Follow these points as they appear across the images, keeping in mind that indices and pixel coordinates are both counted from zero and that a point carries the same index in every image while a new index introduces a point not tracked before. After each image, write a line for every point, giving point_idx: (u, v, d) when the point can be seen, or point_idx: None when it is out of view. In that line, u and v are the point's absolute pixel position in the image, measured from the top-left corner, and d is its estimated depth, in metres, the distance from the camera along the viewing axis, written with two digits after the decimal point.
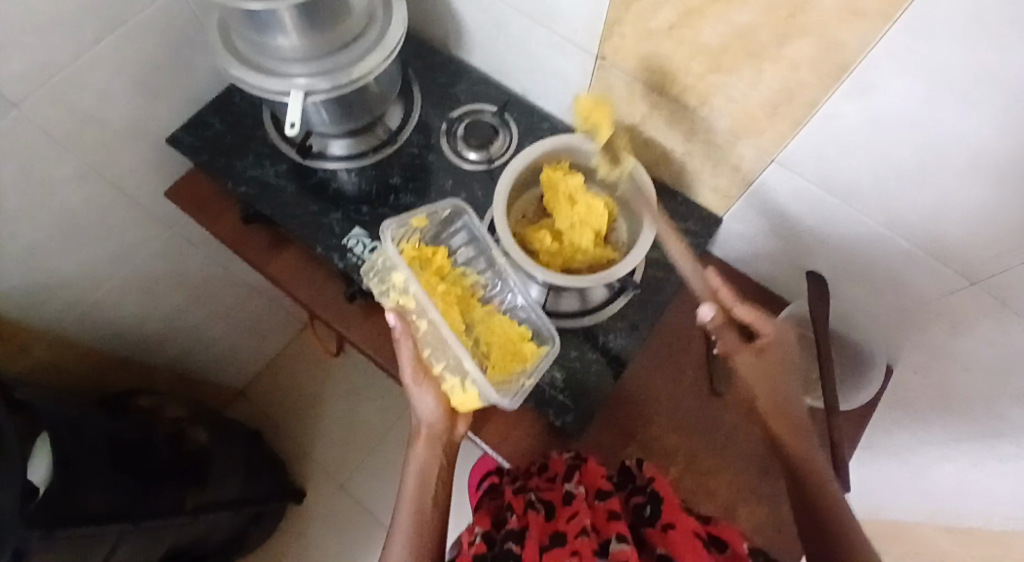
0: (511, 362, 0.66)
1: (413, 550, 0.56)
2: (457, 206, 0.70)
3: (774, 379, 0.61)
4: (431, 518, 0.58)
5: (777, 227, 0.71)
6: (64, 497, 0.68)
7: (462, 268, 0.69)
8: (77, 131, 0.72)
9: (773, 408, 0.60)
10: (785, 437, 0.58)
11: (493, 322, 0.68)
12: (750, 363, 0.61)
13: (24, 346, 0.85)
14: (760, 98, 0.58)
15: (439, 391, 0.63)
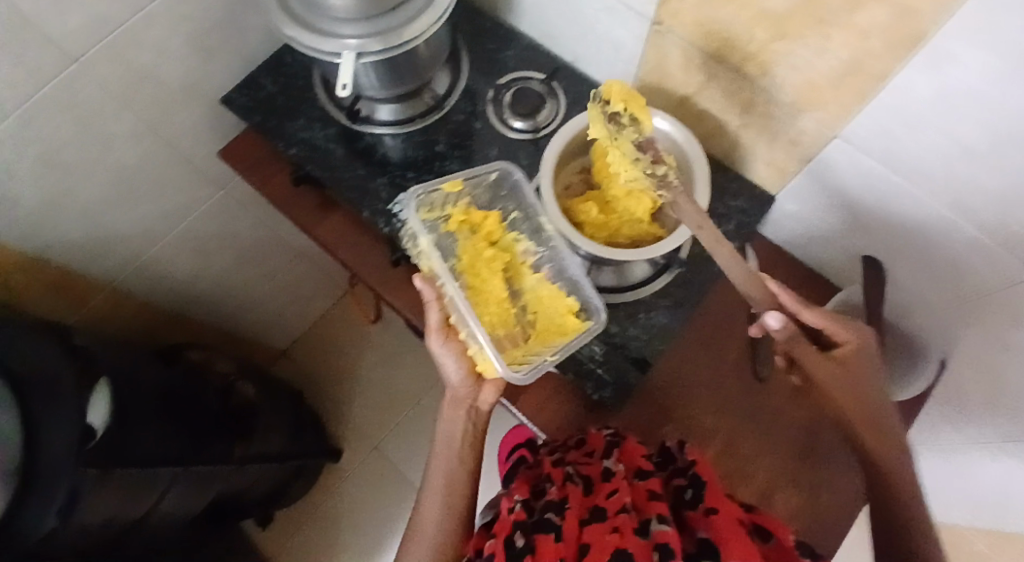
0: (554, 333, 0.66)
1: (445, 508, 0.60)
2: (505, 169, 0.69)
3: (860, 388, 0.53)
4: (457, 487, 0.61)
5: (833, 208, 0.67)
6: (119, 441, 0.72)
7: (513, 234, 0.70)
8: (134, 88, 0.75)
9: (864, 419, 0.53)
10: (870, 442, 0.54)
11: (542, 291, 0.68)
12: (835, 375, 0.53)
13: (84, 296, 0.89)
14: (825, 70, 0.55)
15: (463, 353, 0.62)
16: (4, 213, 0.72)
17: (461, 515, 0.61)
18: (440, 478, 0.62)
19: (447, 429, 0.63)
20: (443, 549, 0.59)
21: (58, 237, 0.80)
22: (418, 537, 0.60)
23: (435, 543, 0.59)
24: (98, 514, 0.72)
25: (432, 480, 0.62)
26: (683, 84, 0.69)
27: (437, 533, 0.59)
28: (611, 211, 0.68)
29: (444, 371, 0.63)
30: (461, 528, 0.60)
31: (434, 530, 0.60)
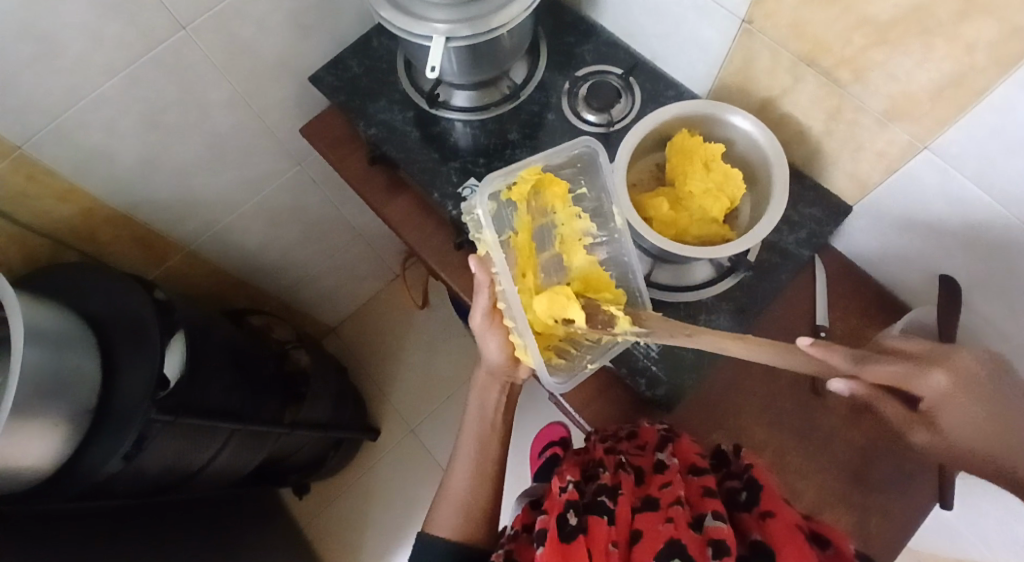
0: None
1: (473, 477, 0.61)
2: (588, 147, 0.65)
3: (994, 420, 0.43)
4: (490, 454, 0.63)
5: (913, 224, 0.66)
6: (191, 386, 0.78)
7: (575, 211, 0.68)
8: (232, 59, 0.79)
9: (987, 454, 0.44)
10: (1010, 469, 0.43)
11: (590, 273, 0.67)
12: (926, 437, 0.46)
13: (163, 255, 0.94)
14: (924, 80, 0.54)
15: (506, 337, 0.63)
16: (101, 166, 0.77)
17: (493, 480, 0.61)
18: (474, 444, 0.63)
19: (480, 401, 0.66)
20: (472, 511, 0.59)
21: (146, 196, 0.85)
22: (446, 498, 0.60)
23: (464, 503, 0.59)
24: (160, 459, 0.76)
25: (466, 446, 0.64)
26: (767, 87, 0.69)
27: (467, 495, 0.60)
28: (683, 208, 0.68)
29: (484, 351, 0.64)
30: (489, 501, 0.60)
31: (463, 492, 0.60)
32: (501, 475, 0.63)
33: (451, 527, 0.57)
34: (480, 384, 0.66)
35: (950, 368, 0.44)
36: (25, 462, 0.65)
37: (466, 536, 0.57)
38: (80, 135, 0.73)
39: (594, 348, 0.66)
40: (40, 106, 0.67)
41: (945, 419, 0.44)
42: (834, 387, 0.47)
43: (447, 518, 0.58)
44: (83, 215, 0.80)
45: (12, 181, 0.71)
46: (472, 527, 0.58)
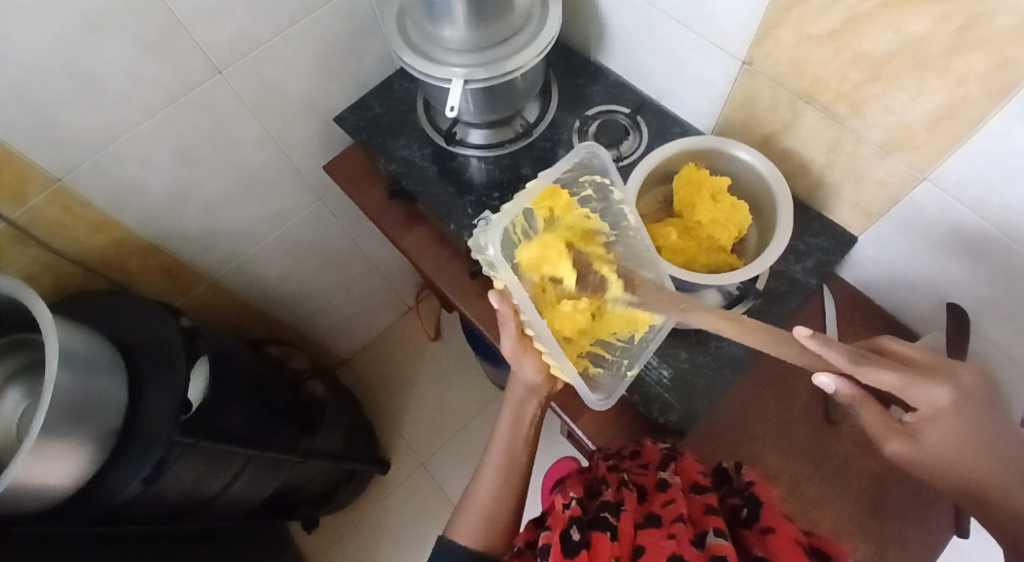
0: (623, 324, 0.67)
1: (498, 484, 0.63)
2: (592, 151, 0.62)
3: (980, 439, 0.47)
4: (517, 466, 0.64)
5: (918, 251, 0.68)
6: (211, 411, 0.81)
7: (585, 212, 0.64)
8: (262, 99, 0.85)
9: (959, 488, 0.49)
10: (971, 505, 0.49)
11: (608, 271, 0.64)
12: (905, 449, 0.51)
13: (187, 285, 0.98)
14: (920, 113, 0.57)
15: (540, 361, 0.65)
16: (134, 198, 0.82)
17: (516, 492, 0.63)
18: (503, 453, 0.65)
19: (516, 412, 0.67)
20: (494, 524, 0.60)
21: (174, 229, 0.89)
22: (473, 504, 0.62)
23: (486, 514, 0.61)
24: (179, 484, 0.77)
25: (493, 458, 0.65)
26: (770, 122, 0.73)
27: (489, 505, 0.61)
28: (693, 237, 0.71)
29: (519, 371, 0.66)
30: (512, 510, 0.62)
31: (487, 503, 0.61)
32: (522, 492, 0.64)
33: (473, 536, 0.59)
34: (515, 396, 0.67)
35: (949, 388, 0.48)
36: (50, 482, 0.66)
37: (486, 546, 0.59)
38: (116, 168, 0.77)
39: (627, 346, 0.69)
40: (83, 140, 0.72)
41: (927, 426, 0.49)
42: (819, 381, 0.51)
43: (472, 524, 0.60)
44: (114, 244, 0.84)
45: (51, 212, 0.75)
46: (493, 537, 0.60)
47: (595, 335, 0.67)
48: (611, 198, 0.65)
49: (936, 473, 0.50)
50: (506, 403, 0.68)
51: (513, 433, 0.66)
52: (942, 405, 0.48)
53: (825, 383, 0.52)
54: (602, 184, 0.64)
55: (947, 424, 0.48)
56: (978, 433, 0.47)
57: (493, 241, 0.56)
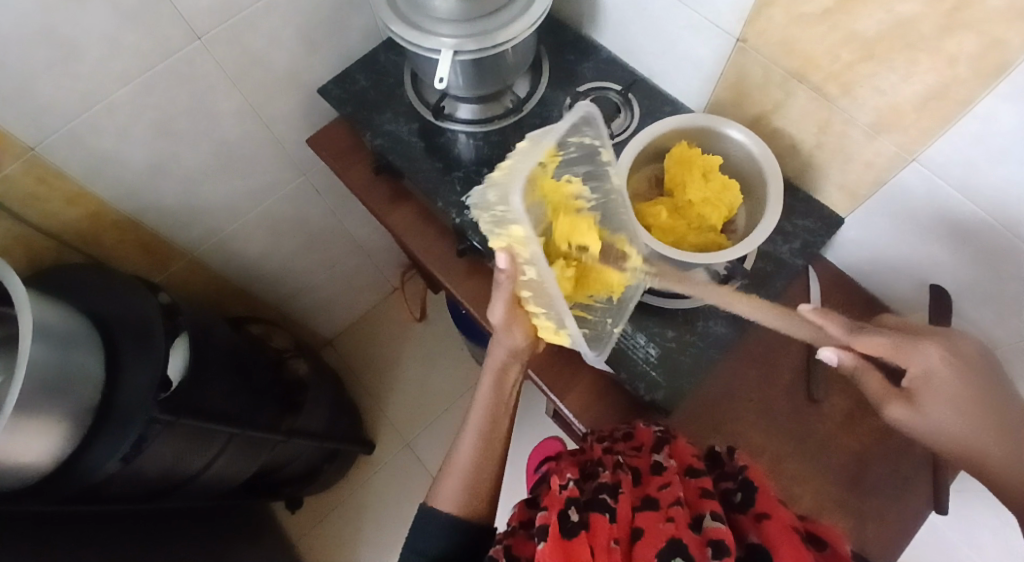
0: (600, 286, 0.64)
1: (479, 453, 0.63)
2: (590, 113, 0.59)
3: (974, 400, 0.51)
4: (498, 435, 0.64)
5: (903, 233, 0.68)
6: (191, 389, 0.79)
7: (566, 175, 0.59)
8: (244, 70, 0.82)
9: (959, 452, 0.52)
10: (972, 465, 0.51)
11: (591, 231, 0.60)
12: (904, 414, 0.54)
13: (166, 260, 0.96)
14: (909, 94, 0.57)
15: (529, 322, 0.64)
16: (111, 171, 0.79)
17: (496, 461, 0.63)
18: (482, 419, 0.65)
19: (495, 382, 0.66)
20: (475, 490, 0.60)
21: (152, 203, 0.87)
22: (453, 472, 0.62)
23: (468, 480, 0.61)
24: (160, 461, 0.76)
25: (473, 423, 0.65)
26: (761, 102, 0.72)
27: (471, 471, 0.61)
28: (682, 216, 0.71)
29: (503, 337, 0.65)
30: (492, 480, 0.62)
31: (468, 468, 0.62)
32: (501, 459, 0.64)
33: (455, 505, 0.59)
34: (496, 362, 0.67)
35: (939, 346, 0.53)
36: (27, 460, 0.66)
37: (467, 512, 0.60)
38: (91, 138, 0.74)
39: (607, 307, 0.66)
40: (57, 109, 0.69)
41: (921, 390, 0.53)
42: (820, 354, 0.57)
43: (453, 492, 0.60)
44: (90, 218, 0.82)
45: (23, 183, 0.73)
46: (474, 504, 0.60)
47: (573, 298, 0.63)
48: (598, 159, 0.61)
49: (936, 440, 0.53)
50: (488, 368, 0.67)
51: (494, 397, 0.66)
52: (932, 365, 0.52)
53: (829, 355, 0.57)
54: (593, 146, 0.60)
55: (941, 385, 0.52)
56: (970, 387, 0.51)
57: (518, 193, 0.53)
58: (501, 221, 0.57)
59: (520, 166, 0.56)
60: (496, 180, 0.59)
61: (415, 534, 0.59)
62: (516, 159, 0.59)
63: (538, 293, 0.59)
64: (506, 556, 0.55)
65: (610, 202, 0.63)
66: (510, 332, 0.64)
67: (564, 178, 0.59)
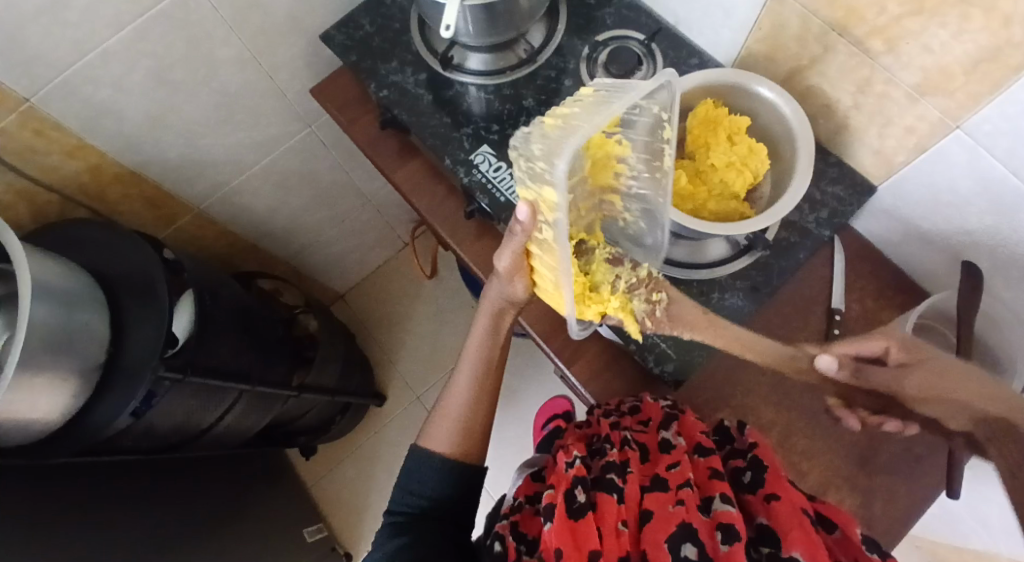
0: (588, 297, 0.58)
1: (473, 392, 0.62)
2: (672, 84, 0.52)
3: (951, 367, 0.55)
4: (492, 375, 0.63)
5: (939, 205, 0.63)
6: (198, 345, 0.79)
7: (620, 136, 0.52)
8: (243, 15, 0.77)
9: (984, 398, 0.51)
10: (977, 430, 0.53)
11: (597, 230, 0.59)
12: (910, 378, 0.56)
13: (172, 214, 0.94)
14: (959, 55, 0.52)
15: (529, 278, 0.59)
16: (110, 122, 0.77)
17: (489, 400, 0.62)
18: (476, 360, 0.62)
19: (489, 324, 0.63)
20: (468, 434, 0.60)
21: (154, 155, 0.85)
22: (446, 413, 0.62)
23: (461, 423, 0.61)
24: (169, 417, 0.77)
25: (468, 360, 0.63)
26: (796, 56, 0.66)
27: (464, 416, 0.61)
28: (703, 182, 0.67)
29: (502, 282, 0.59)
30: (484, 420, 0.62)
31: (462, 412, 0.61)
32: (495, 397, 0.63)
33: (449, 443, 0.60)
34: (491, 303, 0.62)
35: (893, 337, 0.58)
36: (33, 416, 0.65)
37: (460, 454, 0.60)
38: (86, 90, 0.72)
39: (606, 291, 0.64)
40: (50, 60, 0.66)
41: (916, 357, 0.57)
42: (821, 362, 0.57)
43: (446, 432, 0.60)
44: (92, 171, 0.80)
45: (20, 136, 0.71)
46: (467, 444, 0.60)
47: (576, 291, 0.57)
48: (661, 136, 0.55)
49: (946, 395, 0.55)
50: (484, 308, 0.62)
51: (487, 344, 0.63)
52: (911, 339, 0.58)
53: (827, 363, 0.58)
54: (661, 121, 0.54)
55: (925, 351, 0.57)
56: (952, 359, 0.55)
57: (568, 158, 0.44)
58: (537, 176, 0.49)
59: (579, 123, 0.48)
60: (548, 127, 0.50)
61: (409, 473, 0.59)
62: (578, 109, 0.50)
63: (546, 254, 0.53)
64: (512, 533, 0.56)
65: (656, 180, 0.58)
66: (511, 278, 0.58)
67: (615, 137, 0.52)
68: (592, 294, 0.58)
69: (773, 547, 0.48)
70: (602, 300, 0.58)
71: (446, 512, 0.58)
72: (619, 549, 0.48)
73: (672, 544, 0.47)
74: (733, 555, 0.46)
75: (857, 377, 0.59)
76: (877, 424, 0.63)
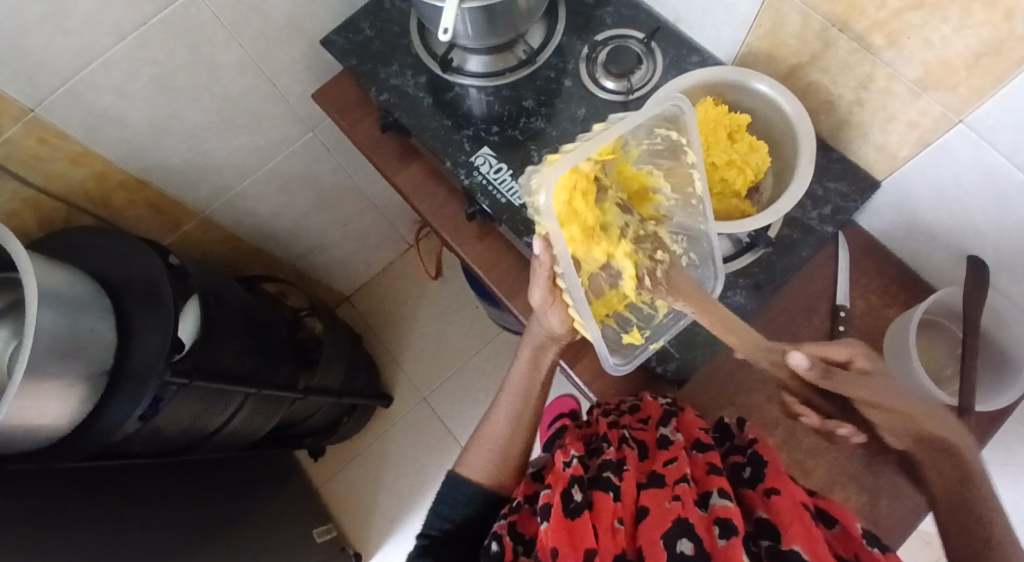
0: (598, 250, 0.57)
1: (511, 423, 0.63)
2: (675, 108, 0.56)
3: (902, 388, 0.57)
4: (529, 406, 0.64)
5: (943, 199, 0.63)
6: (203, 348, 0.79)
7: (647, 166, 0.60)
8: (243, 21, 0.78)
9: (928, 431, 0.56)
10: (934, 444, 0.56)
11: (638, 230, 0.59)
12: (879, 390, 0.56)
13: (177, 220, 0.95)
14: (961, 49, 0.51)
15: (565, 312, 0.60)
16: (113, 130, 0.77)
17: (527, 433, 0.63)
18: (515, 393, 0.64)
19: (529, 360, 0.64)
20: (503, 464, 0.61)
21: (158, 161, 0.85)
22: (481, 441, 0.63)
23: (500, 453, 0.62)
24: (176, 420, 0.78)
25: (505, 394, 0.64)
26: (796, 52, 0.66)
27: (503, 446, 0.62)
28: (704, 181, 0.67)
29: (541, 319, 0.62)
30: (521, 452, 0.63)
31: (498, 444, 0.62)
32: (533, 430, 0.64)
33: (482, 473, 0.61)
34: (535, 339, 0.64)
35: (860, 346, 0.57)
36: (44, 421, 0.66)
37: (497, 484, 0.61)
38: (89, 98, 0.72)
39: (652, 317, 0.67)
40: (53, 69, 0.67)
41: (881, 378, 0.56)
42: (792, 359, 0.51)
43: (481, 462, 0.62)
44: (97, 178, 0.81)
45: (26, 145, 0.72)
46: (501, 475, 0.61)
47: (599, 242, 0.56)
48: (682, 158, 0.59)
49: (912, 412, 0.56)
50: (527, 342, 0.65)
51: (528, 377, 0.64)
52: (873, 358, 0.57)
53: (797, 361, 0.52)
54: (678, 143, 0.58)
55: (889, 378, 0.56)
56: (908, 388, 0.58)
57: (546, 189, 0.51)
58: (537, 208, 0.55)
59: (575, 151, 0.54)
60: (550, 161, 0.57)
61: (441, 496, 0.62)
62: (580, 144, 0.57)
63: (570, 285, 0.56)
64: (511, 532, 0.56)
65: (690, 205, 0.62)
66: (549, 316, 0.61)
67: (644, 168, 0.60)
68: (602, 237, 0.56)
69: (772, 540, 0.48)
70: (611, 242, 0.57)
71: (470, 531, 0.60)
72: (615, 547, 0.48)
73: (668, 540, 0.47)
74: (730, 550, 0.45)
75: (827, 378, 0.55)
76: (829, 427, 0.65)
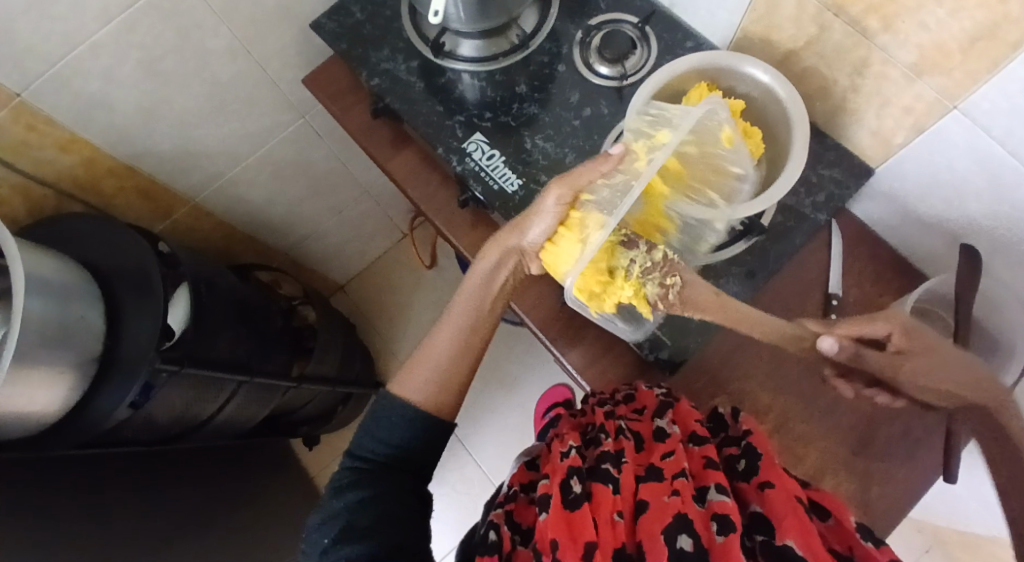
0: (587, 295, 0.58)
1: (455, 344, 0.58)
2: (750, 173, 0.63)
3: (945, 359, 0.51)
4: (479, 334, 0.59)
5: (938, 186, 0.62)
6: (197, 336, 0.79)
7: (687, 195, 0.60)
8: (231, 4, 0.76)
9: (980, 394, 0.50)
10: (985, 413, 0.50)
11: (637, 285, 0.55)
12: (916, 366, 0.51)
13: (169, 207, 0.94)
14: (958, 35, 0.50)
15: (550, 230, 0.55)
16: (102, 114, 0.76)
17: (472, 358, 0.59)
18: (466, 313, 0.58)
19: (484, 279, 0.58)
20: (444, 389, 0.57)
21: (147, 147, 0.85)
22: (421, 364, 0.58)
23: (441, 376, 0.58)
24: (169, 408, 0.77)
25: (454, 314, 0.59)
26: (791, 36, 0.65)
27: (444, 371, 0.58)
28: None
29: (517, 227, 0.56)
30: (462, 378, 0.58)
31: (441, 366, 0.58)
32: (478, 356, 0.60)
33: (421, 395, 0.57)
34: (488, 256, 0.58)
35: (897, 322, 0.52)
36: (33, 408, 0.65)
37: (434, 406, 0.57)
38: (77, 82, 0.71)
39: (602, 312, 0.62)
40: (41, 51, 0.66)
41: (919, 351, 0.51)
42: (823, 345, 0.50)
43: (419, 384, 0.57)
44: (86, 165, 0.80)
45: (12, 130, 0.71)
46: (440, 399, 0.57)
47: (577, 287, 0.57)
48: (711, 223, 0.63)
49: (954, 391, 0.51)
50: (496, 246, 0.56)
51: (480, 295, 0.58)
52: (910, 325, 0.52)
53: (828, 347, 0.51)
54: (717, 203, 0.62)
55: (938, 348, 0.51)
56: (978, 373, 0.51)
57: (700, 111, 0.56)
58: (658, 124, 0.59)
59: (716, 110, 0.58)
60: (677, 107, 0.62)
61: (377, 421, 0.57)
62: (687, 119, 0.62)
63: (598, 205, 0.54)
64: (507, 520, 0.56)
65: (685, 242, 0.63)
66: (548, 207, 0.54)
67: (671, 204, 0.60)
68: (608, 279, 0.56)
69: (767, 535, 0.47)
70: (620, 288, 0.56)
71: (410, 461, 0.56)
72: (614, 540, 0.48)
73: (668, 534, 0.46)
74: (729, 545, 0.45)
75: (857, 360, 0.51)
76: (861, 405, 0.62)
